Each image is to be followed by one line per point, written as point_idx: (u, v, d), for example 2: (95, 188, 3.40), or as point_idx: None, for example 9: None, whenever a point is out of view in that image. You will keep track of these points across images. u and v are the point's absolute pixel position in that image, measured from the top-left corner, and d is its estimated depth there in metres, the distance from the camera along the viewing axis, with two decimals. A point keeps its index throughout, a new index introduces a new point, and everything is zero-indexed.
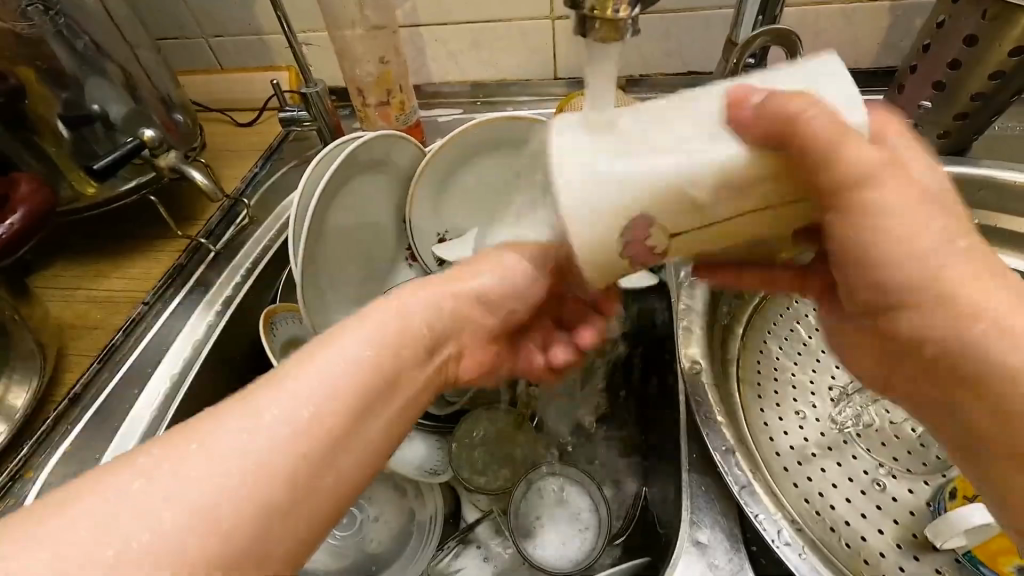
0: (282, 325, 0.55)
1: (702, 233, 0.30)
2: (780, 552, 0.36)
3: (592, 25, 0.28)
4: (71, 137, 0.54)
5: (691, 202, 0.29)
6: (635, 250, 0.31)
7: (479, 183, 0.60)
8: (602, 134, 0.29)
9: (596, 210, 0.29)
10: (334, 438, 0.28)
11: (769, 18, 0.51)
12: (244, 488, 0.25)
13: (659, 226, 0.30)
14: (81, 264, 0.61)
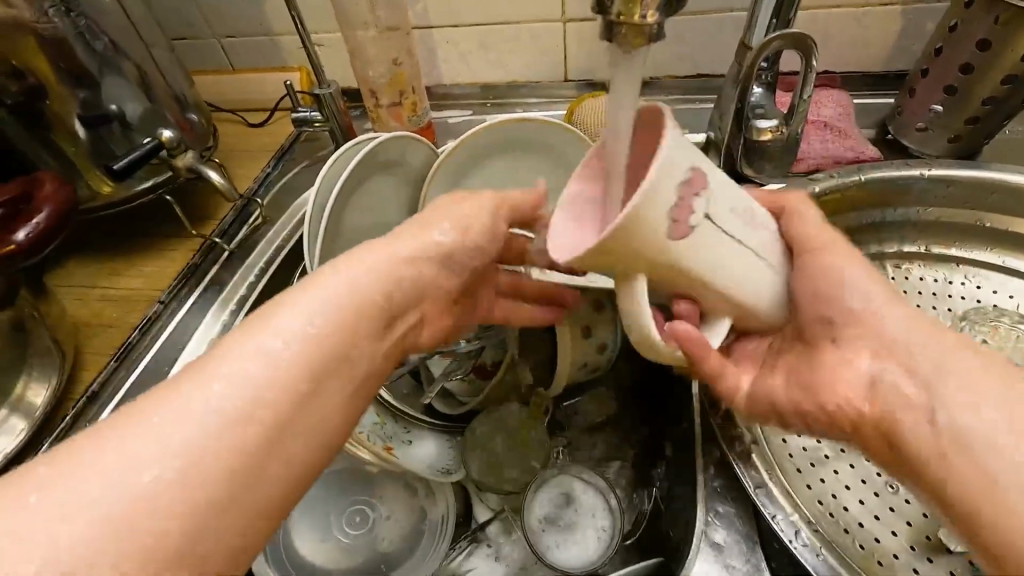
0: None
1: (714, 236, 0.32)
2: (797, 553, 0.36)
3: (618, 30, 0.29)
4: (90, 137, 0.54)
5: (730, 207, 0.33)
6: (682, 216, 0.30)
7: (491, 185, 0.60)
8: None
9: (689, 155, 0.29)
10: (272, 424, 0.28)
11: (782, 22, 0.52)
12: (179, 475, 0.25)
13: (704, 200, 0.31)
14: (96, 262, 0.61)
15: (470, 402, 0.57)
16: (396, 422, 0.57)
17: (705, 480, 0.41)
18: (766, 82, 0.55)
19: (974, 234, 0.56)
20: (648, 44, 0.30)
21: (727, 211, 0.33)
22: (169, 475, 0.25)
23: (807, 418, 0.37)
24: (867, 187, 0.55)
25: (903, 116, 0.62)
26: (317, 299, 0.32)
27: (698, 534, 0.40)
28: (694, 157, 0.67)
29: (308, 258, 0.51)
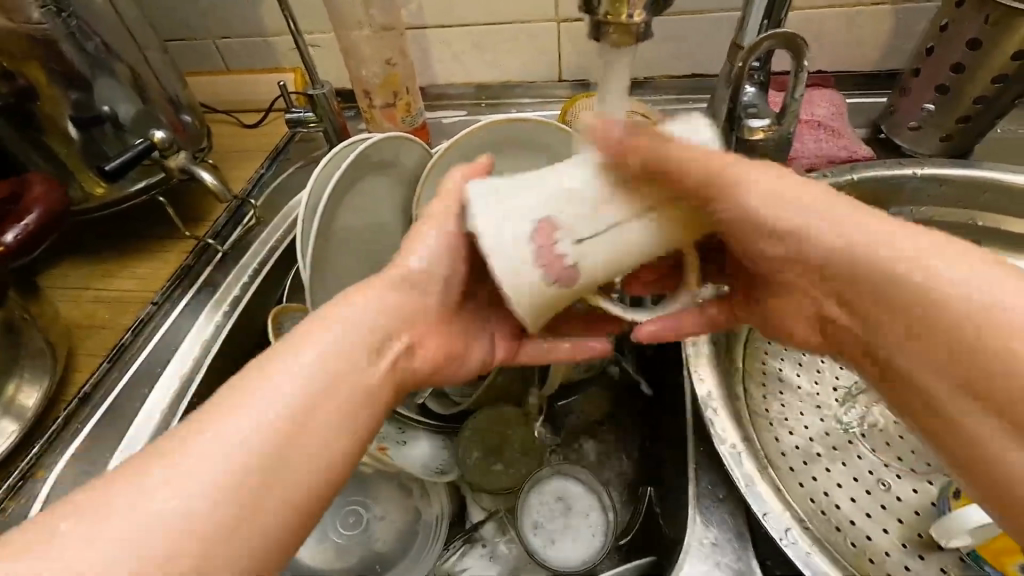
0: (291, 325, 0.55)
1: (605, 241, 0.33)
2: (788, 551, 0.36)
3: (606, 30, 0.29)
4: (82, 138, 0.54)
5: (585, 203, 0.32)
6: (551, 268, 0.33)
7: None
8: (504, 180, 0.34)
9: (513, 240, 0.32)
10: (253, 481, 0.27)
11: (774, 22, 0.52)
12: (160, 541, 0.25)
13: (564, 235, 0.32)
14: (90, 264, 0.61)
15: (464, 402, 0.57)
16: (391, 422, 0.56)
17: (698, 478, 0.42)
18: (758, 82, 0.55)
19: (965, 233, 0.56)
20: (637, 42, 0.30)
21: (579, 206, 0.32)
22: (216, 491, 0.27)
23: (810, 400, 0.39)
24: (860, 186, 0.55)
25: (895, 115, 0.63)
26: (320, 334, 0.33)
27: (690, 532, 0.40)
28: None
29: (301, 259, 0.51)
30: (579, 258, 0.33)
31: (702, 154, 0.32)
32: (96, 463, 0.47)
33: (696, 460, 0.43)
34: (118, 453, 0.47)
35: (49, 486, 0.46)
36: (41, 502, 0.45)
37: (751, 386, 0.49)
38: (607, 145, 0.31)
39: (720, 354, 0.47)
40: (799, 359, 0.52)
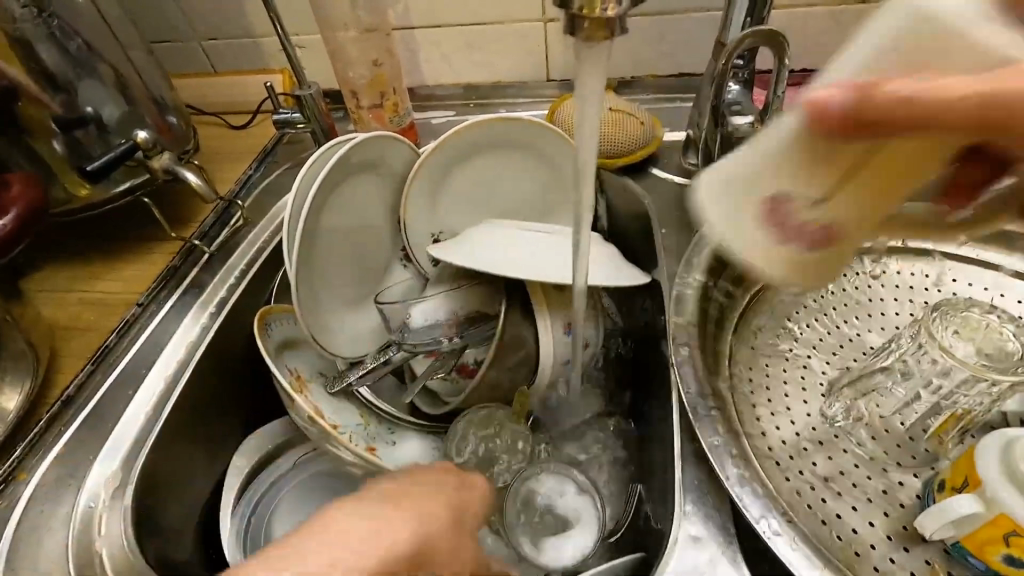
0: (278, 325, 0.56)
1: (853, 198, 0.30)
2: (771, 543, 0.36)
3: (581, 24, 0.29)
4: (63, 141, 0.54)
5: (815, 169, 0.29)
6: (787, 234, 0.32)
7: (473, 185, 0.60)
8: (724, 182, 0.32)
9: (766, 244, 0.32)
10: None
11: (757, 20, 0.52)
12: None
13: (800, 201, 0.31)
14: (74, 266, 0.61)
15: (452, 403, 0.56)
16: (380, 424, 0.57)
17: (683, 472, 0.42)
18: (743, 79, 0.56)
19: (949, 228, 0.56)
20: (612, 37, 0.30)
21: (792, 173, 0.30)
22: None
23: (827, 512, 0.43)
24: None
25: None
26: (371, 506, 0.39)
27: (676, 527, 0.40)
28: (675, 155, 0.68)
29: (287, 257, 0.51)
30: (829, 219, 0.31)
31: (933, 105, 0.24)
32: (79, 465, 0.47)
33: (680, 456, 0.43)
34: (102, 455, 0.47)
35: (30, 488, 0.45)
36: (21, 506, 0.45)
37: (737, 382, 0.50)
38: (820, 122, 0.26)
39: (705, 349, 0.47)
40: (784, 356, 0.52)
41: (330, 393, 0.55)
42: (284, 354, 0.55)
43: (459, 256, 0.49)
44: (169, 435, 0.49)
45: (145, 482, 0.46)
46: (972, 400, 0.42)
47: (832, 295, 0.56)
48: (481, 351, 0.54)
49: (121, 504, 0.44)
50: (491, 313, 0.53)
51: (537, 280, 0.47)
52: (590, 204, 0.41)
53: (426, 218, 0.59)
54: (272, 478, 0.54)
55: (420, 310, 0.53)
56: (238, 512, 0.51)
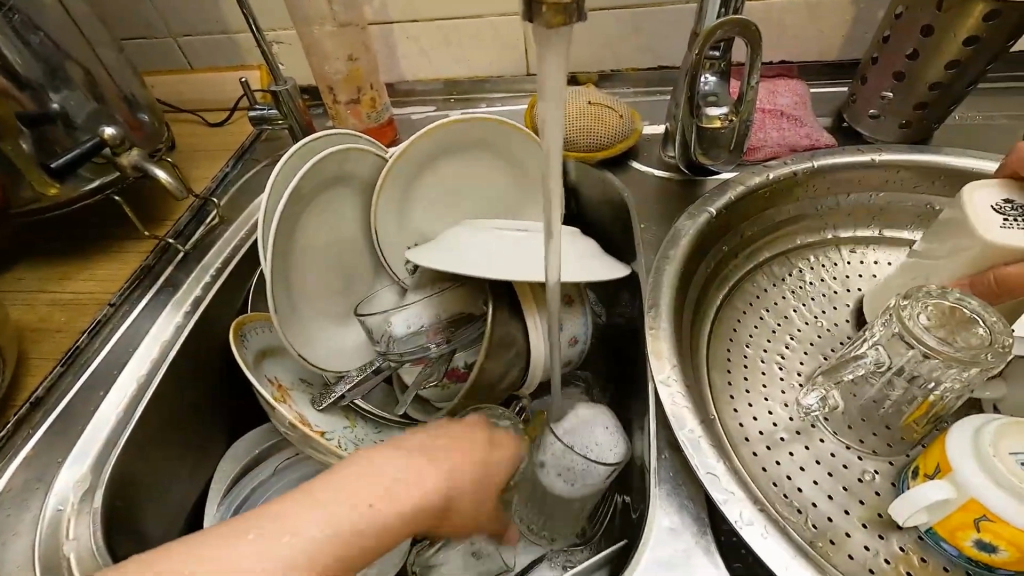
0: (254, 334, 0.54)
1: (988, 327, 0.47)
2: (743, 533, 0.36)
3: (538, 10, 0.28)
4: (32, 139, 0.52)
5: None
6: None
7: (449, 184, 0.60)
8: None
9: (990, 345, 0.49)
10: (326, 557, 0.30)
11: (731, 11, 0.52)
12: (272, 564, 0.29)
13: None
14: (43, 266, 0.59)
15: (444, 409, 0.53)
16: (367, 424, 0.56)
17: (658, 463, 0.42)
18: (719, 71, 0.55)
19: (921, 217, 0.57)
20: (570, 24, 0.29)
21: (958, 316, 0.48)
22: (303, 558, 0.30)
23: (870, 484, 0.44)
24: (819, 175, 0.55)
25: (856, 104, 0.63)
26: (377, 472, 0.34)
27: (652, 518, 0.39)
28: (655, 148, 0.68)
29: (262, 254, 0.51)
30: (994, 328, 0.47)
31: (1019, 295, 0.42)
32: (47, 468, 0.46)
33: (657, 446, 0.42)
34: (71, 458, 0.46)
35: None
36: None
37: (714, 374, 0.50)
38: None
39: (681, 344, 0.47)
40: (762, 346, 0.53)
41: (318, 409, 0.54)
42: (264, 363, 0.54)
43: (446, 262, 0.48)
44: (141, 435, 0.48)
45: (117, 484, 0.45)
46: (943, 386, 0.42)
47: (811, 286, 0.56)
48: (472, 353, 0.52)
49: (90, 507, 0.44)
50: (477, 315, 0.52)
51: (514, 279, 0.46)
52: (559, 197, 0.41)
53: (402, 215, 0.59)
54: (257, 480, 0.54)
55: (400, 316, 0.52)
56: (219, 514, 0.51)
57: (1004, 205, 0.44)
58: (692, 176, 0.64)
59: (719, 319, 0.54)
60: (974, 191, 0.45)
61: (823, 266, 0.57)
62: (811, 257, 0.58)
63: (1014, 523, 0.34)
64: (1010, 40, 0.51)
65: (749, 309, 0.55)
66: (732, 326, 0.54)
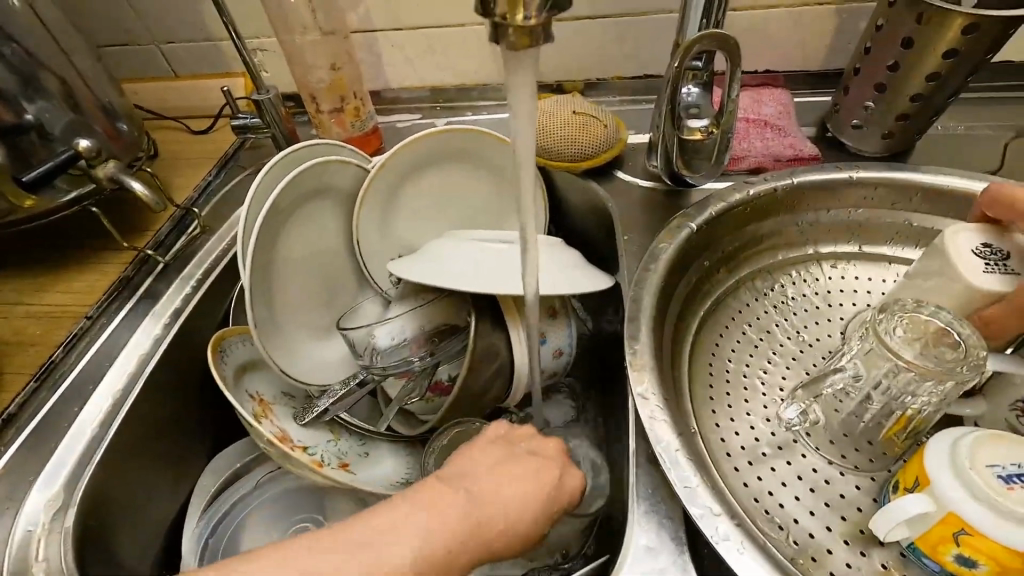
0: (234, 349, 0.53)
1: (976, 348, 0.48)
2: (720, 548, 0.36)
3: (505, 31, 0.28)
4: (3, 148, 0.50)
5: None
6: None
7: (430, 194, 0.60)
8: None
9: None
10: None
11: (712, 22, 0.52)
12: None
13: None
14: (19, 277, 0.59)
15: (428, 422, 0.53)
16: (351, 437, 0.55)
17: (637, 481, 0.41)
18: (701, 82, 0.55)
19: (900, 233, 0.57)
20: (538, 45, 0.29)
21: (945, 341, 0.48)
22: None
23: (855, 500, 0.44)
24: (799, 190, 0.56)
25: (839, 114, 0.64)
26: (447, 498, 0.35)
27: (630, 536, 0.39)
28: (640, 157, 0.68)
29: (242, 267, 0.50)
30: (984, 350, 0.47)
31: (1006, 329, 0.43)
32: (18, 486, 0.45)
33: (636, 461, 0.43)
34: (43, 478, 0.45)
35: None
36: None
37: (696, 388, 0.50)
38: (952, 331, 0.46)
39: (662, 358, 0.47)
40: (745, 360, 0.53)
41: (301, 424, 0.53)
42: (243, 378, 0.53)
43: (429, 276, 0.48)
44: (117, 451, 0.48)
45: (89, 503, 0.45)
46: (920, 400, 0.42)
47: (793, 301, 0.56)
48: (455, 366, 0.51)
49: (62, 527, 0.43)
50: (461, 326, 0.52)
51: (494, 293, 0.46)
52: (535, 212, 0.41)
53: (384, 227, 0.59)
54: (239, 495, 0.53)
55: (384, 327, 0.51)
56: (198, 530, 0.51)
57: (984, 248, 0.44)
58: (676, 187, 0.64)
59: (702, 333, 0.54)
60: (956, 233, 0.45)
61: (805, 280, 0.57)
62: (794, 272, 0.58)
63: (993, 536, 0.34)
64: (989, 53, 0.52)
65: (732, 323, 0.55)
66: (714, 341, 0.54)
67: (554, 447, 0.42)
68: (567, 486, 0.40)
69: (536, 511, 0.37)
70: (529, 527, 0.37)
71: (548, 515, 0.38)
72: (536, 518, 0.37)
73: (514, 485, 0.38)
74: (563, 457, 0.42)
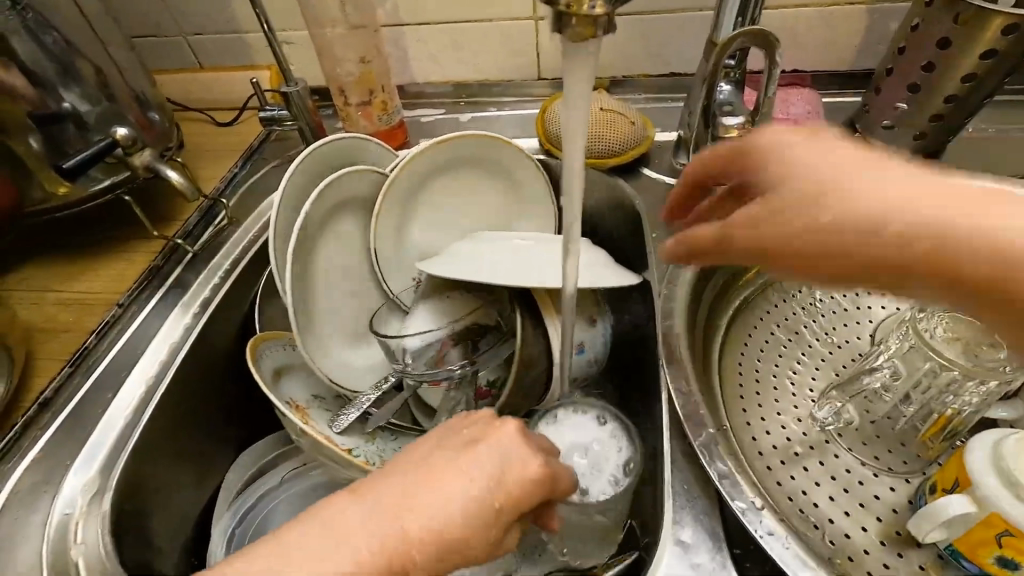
0: (269, 355, 0.53)
1: None
2: (764, 543, 0.36)
3: (568, 21, 0.28)
4: (41, 137, 0.51)
5: None
6: None
7: (451, 198, 0.61)
8: None
9: None
10: None
11: (748, 21, 0.52)
12: None
13: None
14: (51, 265, 0.59)
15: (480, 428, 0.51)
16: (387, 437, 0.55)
17: (672, 476, 0.41)
18: (734, 80, 0.55)
19: None
20: (600, 35, 0.29)
21: None
22: None
23: (892, 503, 0.44)
24: None
25: (869, 114, 0.63)
26: (342, 520, 0.30)
27: (665, 533, 0.39)
28: (666, 155, 0.68)
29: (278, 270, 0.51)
30: None
31: None
32: (54, 470, 0.45)
33: (672, 458, 0.42)
34: (79, 462, 0.46)
35: (6, 492, 0.44)
36: None
37: (727, 387, 0.50)
38: None
39: (694, 355, 0.47)
40: (774, 361, 0.52)
41: (337, 431, 0.52)
42: (280, 383, 0.53)
43: (463, 278, 0.48)
44: (149, 438, 0.48)
45: (125, 488, 0.45)
46: (962, 401, 0.42)
47: (821, 302, 0.56)
48: (495, 371, 0.51)
49: (99, 511, 0.43)
50: (501, 326, 0.52)
51: (528, 285, 0.46)
52: (577, 214, 0.40)
53: (400, 232, 0.59)
54: (265, 490, 0.53)
55: (415, 327, 0.51)
56: (226, 525, 0.51)
57: None
58: None
59: (732, 333, 0.53)
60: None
61: None
62: None
63: None
64: None
65: (761, 324, 0.55)
66: (744, 341, 0.53)
67: (507, 431, 0.34)
68: (514, 479, 0.33)
69: (470, 511, 0.31)
70: (465, 531, 0.31)
71: (493, 518, 0.32)
72: (470, 518, 0.31)
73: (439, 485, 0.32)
74: (517, 441, 0.34)
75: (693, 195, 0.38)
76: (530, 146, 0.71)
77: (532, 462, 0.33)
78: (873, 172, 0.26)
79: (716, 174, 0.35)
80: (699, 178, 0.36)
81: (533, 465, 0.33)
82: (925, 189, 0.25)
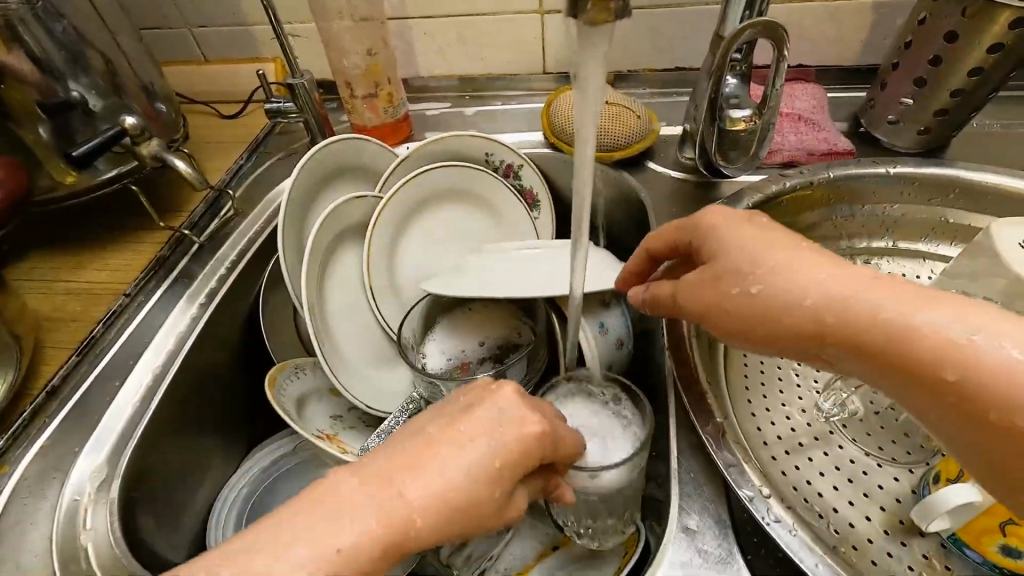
0: (287, 387, 0.52)
1: None
2: (771, 530, 0.36)
3: (584, 5, 0.29)
4: (50, 126, 0.51)
5: None
6: None
7: (451, 216, 0.61)
8: None
9: None
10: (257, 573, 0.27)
11: (755, 13, 0.53)
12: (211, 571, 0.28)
13: None
14: (58, 255, 0.59)
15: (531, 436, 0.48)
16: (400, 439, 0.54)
17: (678, 466, 0.41)
18: (740, 73, 0.56)
19: (936, 229, 0.57)
20: (614, 21, 0.30)
21: None
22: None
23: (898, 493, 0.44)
24: (835, 185, 0.56)
25: (874, 109, 0.63)
26: (342, 490, 0.30)
27: (670, 519, 0.39)
28: (671, 149, 0.68)
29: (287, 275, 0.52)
30: None
31: None
32: (63, 457, 0.45)
33: (678, 449, 0.43)
34: (89, 448, 0.46)
35: (15, 479, 0.44)
36: (3, 499, 0.43)
37: (733, 380, 0.50)
38: None
39: (701, 347, 0.47)
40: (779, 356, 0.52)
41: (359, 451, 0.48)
42: (302, 413, 0.51)
43: (474, 285, 0.48)
44: (157, 426, 0.48)
45: (133, 476, 0.45)
46: None
47: None
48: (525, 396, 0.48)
49: (106, 498, 0.43)
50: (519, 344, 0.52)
51: (540, 296, 0.46)
52: (584, 220, 0.40)
53: (392, 256, 0.57)
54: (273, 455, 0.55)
55: (438, 351, 0.52)
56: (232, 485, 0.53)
57: None
58: (707, 178, 0.64)
59: None
60: (999, 225, 0.44)
61: None
62: None
63: None
64: None
65: None
66: None
67: (504, 393, 0.34)
68: (513, 437, 0.32)
69: (471, 471, 0.31)
70: (466, 492, 0.31)
71: (494, 478, 0.31)
72: (470, 479, 0.31)
73: (437, 451, 0.32)
74: (514, 400, 0.34)
75: (646, 268, 0.43)
76: (535, 140, 0.71)
77: (532, 423, 0.33)
78: (794, 275, 0.32)
79: (673, 251, 0.40)
80: (655, 254, 0.41)
81: (534, 424, 0.33)
82: (856, 284, 0.30)
